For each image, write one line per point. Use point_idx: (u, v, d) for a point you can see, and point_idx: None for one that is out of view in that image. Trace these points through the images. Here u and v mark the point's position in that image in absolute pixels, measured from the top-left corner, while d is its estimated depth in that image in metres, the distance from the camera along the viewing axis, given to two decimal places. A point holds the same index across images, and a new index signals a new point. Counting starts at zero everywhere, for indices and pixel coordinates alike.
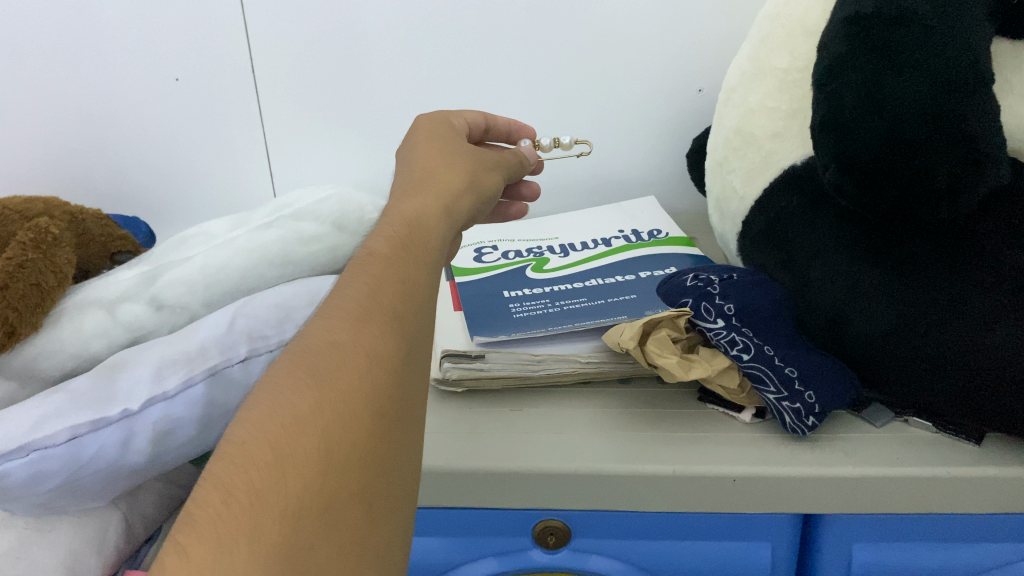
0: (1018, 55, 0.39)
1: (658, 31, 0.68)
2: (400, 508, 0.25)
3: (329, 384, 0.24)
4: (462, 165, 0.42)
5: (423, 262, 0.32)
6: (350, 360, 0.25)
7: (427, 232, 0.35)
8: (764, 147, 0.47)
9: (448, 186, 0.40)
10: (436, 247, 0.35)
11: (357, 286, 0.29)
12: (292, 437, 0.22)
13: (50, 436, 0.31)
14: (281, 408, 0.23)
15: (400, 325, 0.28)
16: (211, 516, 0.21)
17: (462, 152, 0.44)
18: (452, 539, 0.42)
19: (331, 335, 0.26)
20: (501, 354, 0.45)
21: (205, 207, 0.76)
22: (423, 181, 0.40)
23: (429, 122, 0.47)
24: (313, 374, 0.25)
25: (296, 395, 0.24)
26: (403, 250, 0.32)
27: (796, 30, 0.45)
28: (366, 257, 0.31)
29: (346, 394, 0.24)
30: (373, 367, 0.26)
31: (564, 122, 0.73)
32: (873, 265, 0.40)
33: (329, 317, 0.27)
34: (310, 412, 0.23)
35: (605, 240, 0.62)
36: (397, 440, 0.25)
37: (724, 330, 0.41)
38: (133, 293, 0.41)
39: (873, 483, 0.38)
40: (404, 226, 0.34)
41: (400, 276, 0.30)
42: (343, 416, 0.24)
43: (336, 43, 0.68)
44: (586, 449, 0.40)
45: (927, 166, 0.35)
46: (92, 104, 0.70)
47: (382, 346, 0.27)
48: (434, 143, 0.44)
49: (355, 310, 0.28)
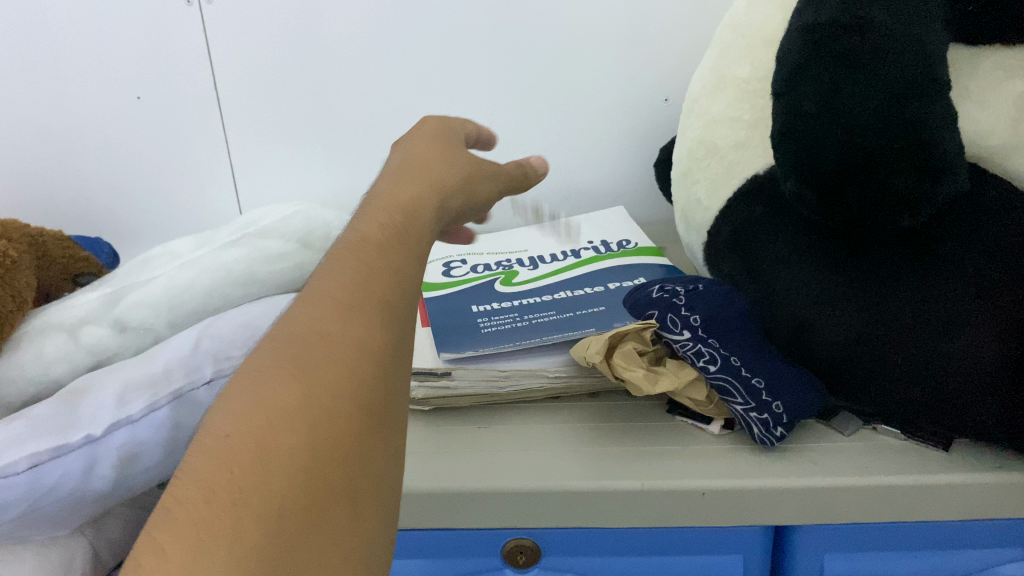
0: (975, 61, 0.39)
1: (624, 41, 0.68)
2: (389, 503, 0.24)
3: (314, 377, 0.23)
4: (459, 159, 0.41)
5: (416, 251, 0.32)
6: (339, 350, 0.25)
7: (419, 221, 0.34)
8: (728, 157, 0.47)
9: (441, 177, 0.38)
10: (426, 236, 0.34)
11: (345, 274, 0.28)
12: (277, 430, 0.22)
13: (10, 465, 0.30)
14: (264, 398, 0.22)
15: (387, 314, 0.27)
16: (192, 517, 0.19)
17: (460, 152, 0.42)
18: (422, 560, 0.41)
19: (319, 325, 0.25)
20: (469, 371, 0.44)
21: (171, 226, 0.75)
22: (415, 169, 0.38)
23: (433, 122, 0.45)
24: (300, 364, 0.24)
25: (283, 386, 0.23)
26: (395, 238, 0.31)
27: (756, 40, 0.45)
28: (356, 243, 0.30)
29: (332, 385, 0.23)
30: (358, 358, 0.25)
31: (531, 134, 0.72)
32: (841, 274, 0.40)
33: (317, 304, 0.26)
34: (295, 403, 0.22)
35: (574, 252, 0.61)
36: (386, 433, 0.24)
37: (689, 341, 0.41)
38: (96, 316, 0.40)
39: (846, 493, 0.38)
40: (399, 213, 0.33)
41: (391, 266, 0.29)
42: (325, 409, 0.23)
43: (301, 59, 0.68)
44: (555, 466, 0.39)
45: (890, 173, 0.35)
46: (52, 125, 0.69)
47: (371, 337, 0.26)
48: (428, 139, 0.42)
49: (341, 300, 0.27)
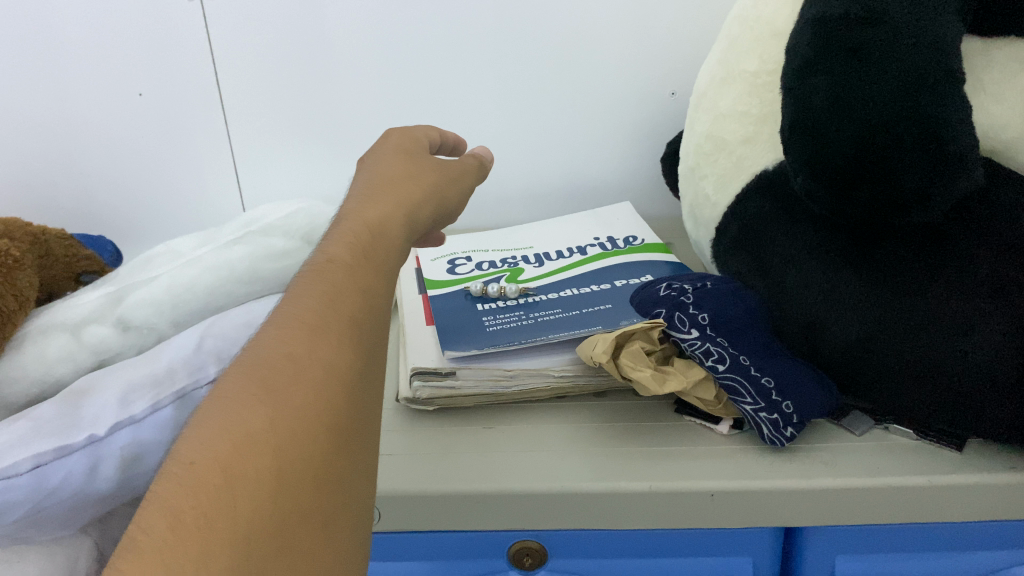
0: (988, 52, 0.38)
1: (630, 34, 0.67)
2: (353, 525, 0.23)
3: (284, 399, 0.23)
4: (427, 175, 0.39)
5: (384, 271, 0.30)
6: (306, 370, 0.24)
7: (389, 240, 0.33)
8: (736, 152, 0.46)
9: (411, 196, 0.36)
10: (397, 256, 0.33)
11: (314, 291, 0.27)
12: (242, 455, 0.21)
13: (13, 466, 0.30)
14: (230, 421, 0.22)
15: (356, 333, 0.27)
16: (158, 543, 0.19)
17: (426, 167, 0.40)
18: (427, 563, 0.41)
19: (287, 346, 0.25)
20: (474, 370, 0.44)
21: (174, 223, 0.75)
22: (385, 184, 0.37)
23: (400, 132, 0.43)
24: (265, 385, 0.23)
25: (250, 408, 0.22)
26: (365, 254, 0.30)
27: (765, 33, 0.44)
28: (325, 261, 0.29)
29: (301, 407, 0.23)
30: (327, 381, 0.24)
31: (536, 129, 0.72)
32: (853, 272, 0.39)
33: (285, 324, 0.26)
34: (259, 427, 0.22)
35: (580, 248, 0.61)
36: (352, 454, 0.24)
37: (698, 341, 0.39)
38: (97, 315, 0.39)
39: (858, 494, 0.37)
40: (366, 230, 0.32)
41: (363, 284, 0.29)
42: (290, 434, 0.22)
43: (304, 56, 0.67)
44: (563, 467, 0.39)
45: (900, 168, 0.34)
46: (54, 122, 0.69)
47: (338, 357, 0.25)
48: (389, 155, 0.40)
49: (310, 320, 0.26)
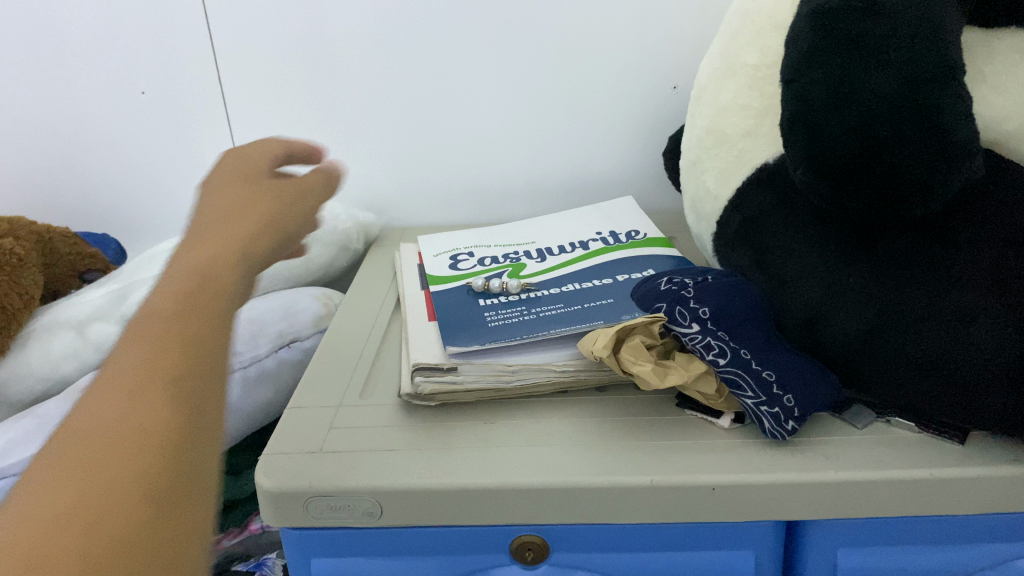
0: (989, 43, 0.38)
1: (631, 28, 0.67)
2: None
3: (94, 477, 0.19)
4: (258, 205, 0.32)
5: (225, 311, 0.26)
6: (122, 441, 0.20)
7: (229, 279, 0.27)
8: (737, 146, 0.46)
9: (240, 230, 0.30)
10: (238, 296, 0.27)
11: (138, 337, 0.23)
12: (47, 548, 0.18)
13: None
14: (28, 509, 0.18)
15: (181, 385, 0.22)
16: None
17: (264, 191, 0.33)
18: (428, 559, 0.41)
19: (102, 413, 0.21)
20: (475, 365, 0.44)
21: (178, 221, 0.75)
22: (216, 221, 0.30)
23: (232, 157, 0.35)
24: (76, 462, 0.20)
25: (56, 490, 0.19)
26: (200, 290, 0.25)
27: (765, 26, 0.44)
28: (151, 306, 0.25)
29: (115, 484, 0.19)
30: (143, 453, 0.20)
31: (538, 124, 0.72)
32: (853, 265, 0.39)
33: (96, 390, 0.22)
34: (65, 513, 0.18)
35: (582, 244, 0.60)
36: (186, 527, 0.21)
37: (698, 335, 0.40)
38: None
39: (859, 487, 0.37)
40: (194, 274, 0.26)
41: (193, 322, 0.24)
42: (103, 518, 0.19)
43: (305, 53, 0.67)
44: (563, 462, 0.39)
45: (898, 162, 0.34)
46: (59, 119, 0.70)
47: (160, 417, 0.21)
48: (222, 183, 0.33)
49: (129, 378, 0.22)
